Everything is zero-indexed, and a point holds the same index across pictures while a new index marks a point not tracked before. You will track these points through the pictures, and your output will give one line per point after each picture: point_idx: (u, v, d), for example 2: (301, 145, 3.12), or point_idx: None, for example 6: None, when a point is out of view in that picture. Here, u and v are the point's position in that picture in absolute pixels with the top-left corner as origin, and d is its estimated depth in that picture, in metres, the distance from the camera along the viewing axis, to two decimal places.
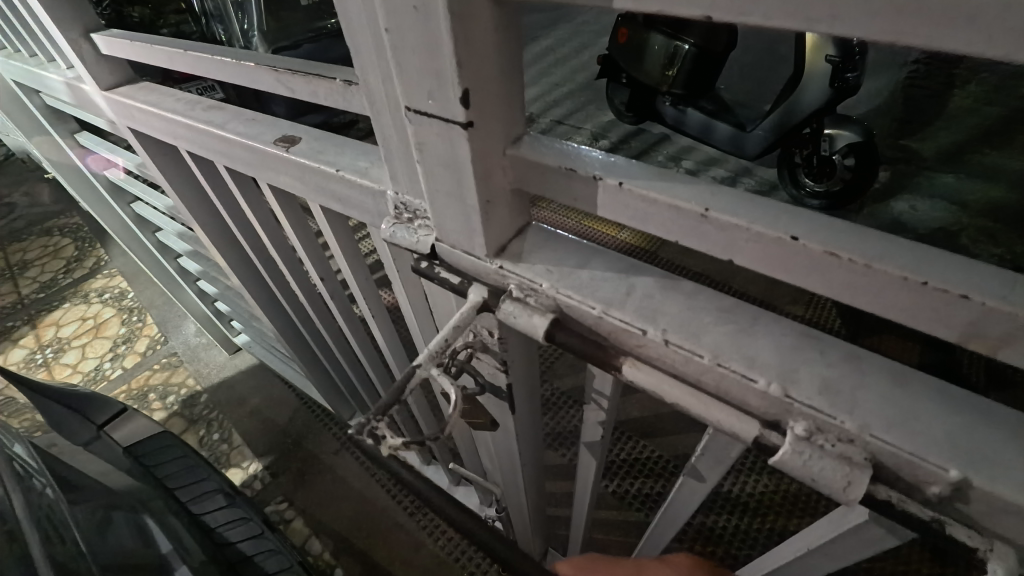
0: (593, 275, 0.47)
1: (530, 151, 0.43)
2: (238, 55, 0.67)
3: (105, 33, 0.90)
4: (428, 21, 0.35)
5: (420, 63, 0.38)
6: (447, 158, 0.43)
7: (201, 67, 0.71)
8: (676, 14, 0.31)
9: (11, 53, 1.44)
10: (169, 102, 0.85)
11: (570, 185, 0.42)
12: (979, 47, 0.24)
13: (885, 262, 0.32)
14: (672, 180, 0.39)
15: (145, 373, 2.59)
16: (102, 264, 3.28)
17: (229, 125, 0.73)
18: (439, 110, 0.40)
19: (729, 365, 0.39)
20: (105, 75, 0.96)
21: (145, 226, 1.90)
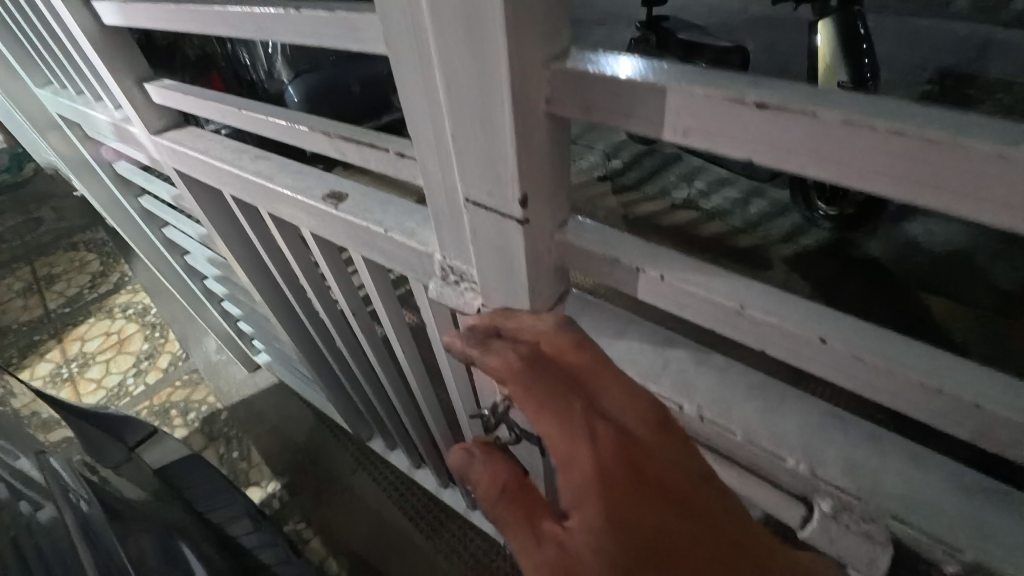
0: (631, 345, 0.53)
1: (574, 238, 0.47)
2: (289, 116, 0.72)
3: (158, 83, 0.95)
4: (493, 134, 0.41)
5: (481, 164, 0.43)
6: (500, 242, 0.48)
7: (254, 125, 0.77)
8: (719, 151, 0.37)
9: (59, 89, 1.52)
10: (216, 149, 0.90)
11: (613, 273, 0.46)
12: (976, 200, 0.30)
13: (909, 370, 0.36)
14: (710, 275, 0.42)
15: (167, 390, 2.66)
16: (126, 281, 3.37)
17: (277, 177, 0.78)
18: (496, 203, 0.45)
19: (760, 446, 0.46)
20: (155, 119, 1.01)
21: (175, 250, 1.96)
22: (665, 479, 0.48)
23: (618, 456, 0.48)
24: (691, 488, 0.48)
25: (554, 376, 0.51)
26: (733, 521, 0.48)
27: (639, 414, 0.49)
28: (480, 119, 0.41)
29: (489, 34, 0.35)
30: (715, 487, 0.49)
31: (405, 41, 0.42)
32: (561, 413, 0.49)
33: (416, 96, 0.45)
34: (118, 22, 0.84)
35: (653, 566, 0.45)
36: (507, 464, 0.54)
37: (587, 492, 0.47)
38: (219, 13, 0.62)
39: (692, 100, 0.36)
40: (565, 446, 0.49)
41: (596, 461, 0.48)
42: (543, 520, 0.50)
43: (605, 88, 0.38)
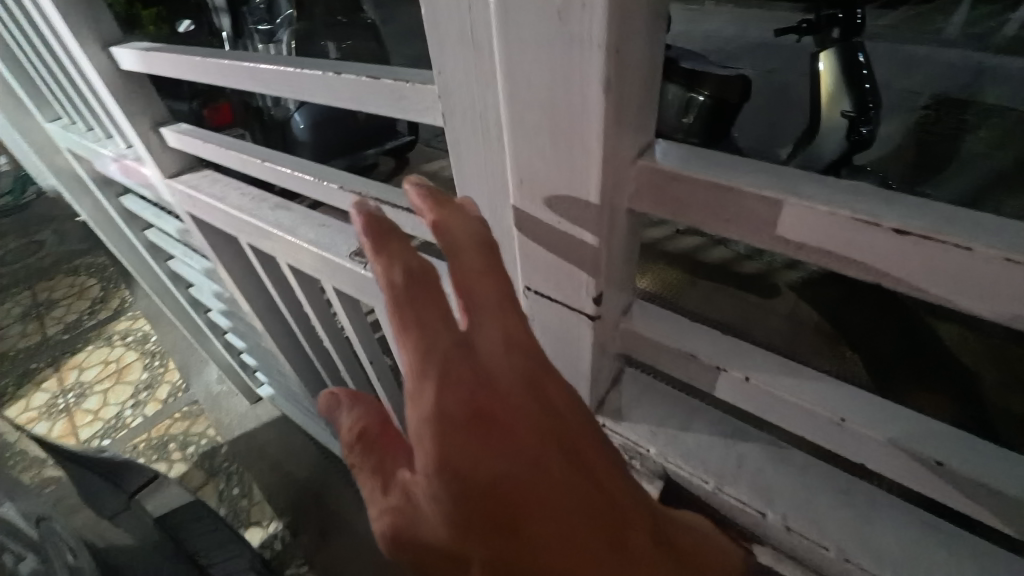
0: (699, 440, 0.58)
1: (640, 326, 0.53)
2: (324, 172, 0.70)
3: (174, 127, 0.91)
4: (573, 239, 0.45)
5: (555, 261, 0.48)
6: (567, 330, 0.54)
7: (282, 179, 0.74)
8: (830, 268, 0.38)
9: (69, 124, 1.50)
10: (234, 197, 0.86)
11: (689, 369, 0.52)
12: None
13: (1011, 487, 0.41)
14: (796, 380, 0.48)
15: (166, 422, 2.60)
16: (126, 307, 3.31)
17: (302, 230, 0.75)
18: (567, 298, 0.50)
19: (856, 561, 0.50)
20: (170, 163, 0.97)
21: (180, 282, 1.93)
22: (513, 425, 0.45)
23: (465, 400, 0.45)
24: (546, 437, 0.45)
25: (429, 295, 0.45)
26: (592, 477, 0.45)
27: (508, 353, 0.46)
28: (560, 209, 0.43)
29: (581, 146, 0.38)
30: (572, 435, 0.47)
31: (474, 137, 0.46)
32: (426, 340, 0.45)
33: (485, 182, 0.49)
34: (139, 68, 0.81)
35: (485, 517, 0.43)
36: (373, 406, 0.54)
37: (430, 430, 0.44)
38: (256, 69, 0.60)
39: (814, 215, 0.36)
40: (425, 380, 0.45)
41: (443, 397, 0.44)
42: (396, 462, 0.51)
43: (693, 190, 0.39)
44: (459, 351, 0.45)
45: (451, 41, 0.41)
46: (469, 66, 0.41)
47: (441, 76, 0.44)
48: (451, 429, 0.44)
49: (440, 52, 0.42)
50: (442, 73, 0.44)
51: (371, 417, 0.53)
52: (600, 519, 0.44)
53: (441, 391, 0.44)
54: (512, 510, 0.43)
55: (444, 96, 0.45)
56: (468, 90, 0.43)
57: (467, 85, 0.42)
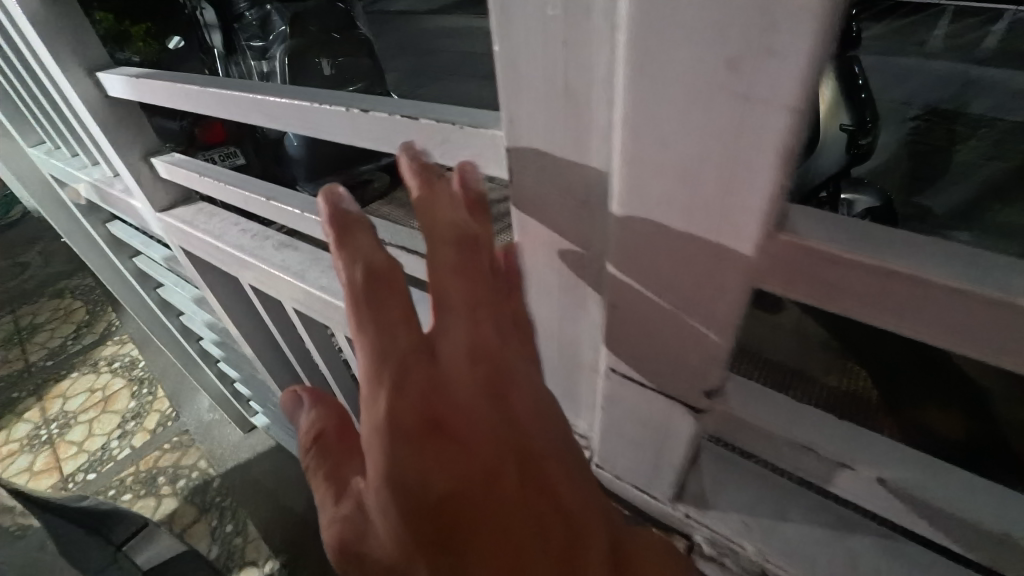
0: (801, 535, 0.51)
1: (740, 410, 0.42)
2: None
3: (167, 157, 0.83)
4: (692, 329, 0.38)
5: (663, 350, 0.41)
6: (662, 421, 0.47)
7: (286, 219, 0.66)
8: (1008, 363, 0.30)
9: (53, 150, 1.42)
10: (233, 234, 0.78)
11: (808, 467, 0.42)
12: None
13: None
14: (958, 484, 0.37)
15: (154, 454, 2.48)
16: (113, 331, 3.19)
17: (312, 274, 0.67)
18: (671, 388, 0.44)
19: None
20: (162, 195, 0.89)
21: (170, 310, 1.83)
22: (472, 434, 0.38)
23: (420, 405, 0.39)
24: (505, 455, 0.38)
25: (391, 287, 0.41)
26: (557, 497, 0.38)
27: (473, 358, 0.41)
28: (668, 273, 0.37)
29: (727, 223, 0.31)
30: (541, 453, 0.40)
31: (553, 192, 0.39)
32: (384, 335, 0.40)
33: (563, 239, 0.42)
34: (128, 95, 0.73)
35: (432, 539, 0.36)
36: (337, 408, 0.50)
37: (376, 434, 0.38)
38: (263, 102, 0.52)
39: None
40: (376, 378, 0.39)
41: (392, 398, 0.38)
42: (347, 463, 0.47)
43: (864, 270, 0.29)
44: (419, 352, 0.40)
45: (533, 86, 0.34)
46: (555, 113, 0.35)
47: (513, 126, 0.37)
48: (400, 435, 0.38)
49: (516, 98, 0.36)
50: (516, 123, 0.37)
51: (330, 417, 0.49)
52: (558, 551, 0.36)
53: (394, 394, 0.39)
54: (449, 532, 0.36)
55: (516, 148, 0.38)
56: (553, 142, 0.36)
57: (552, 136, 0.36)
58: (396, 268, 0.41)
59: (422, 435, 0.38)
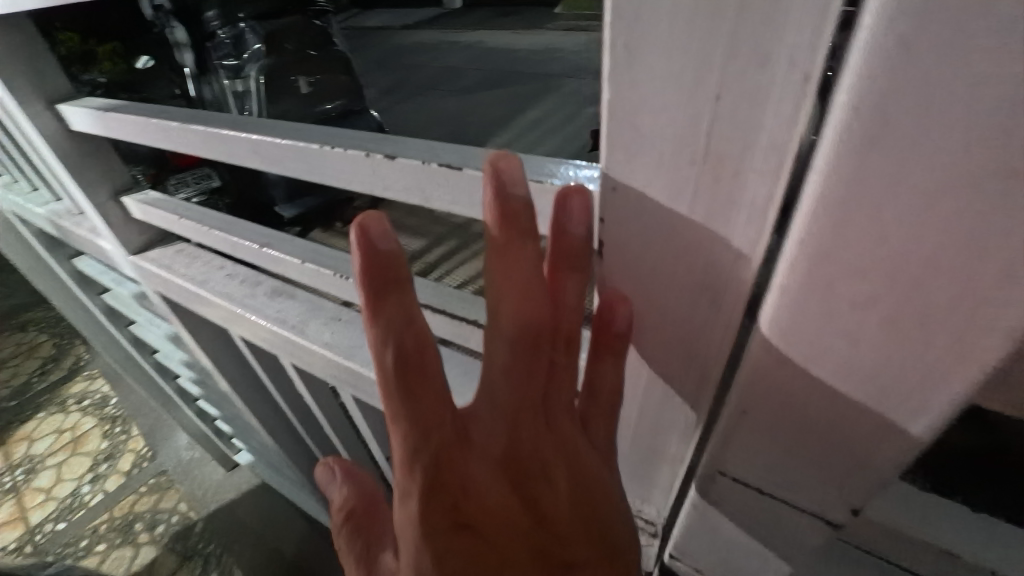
0: None
1: (875, 522, 0.35)
2: (337, 262, 0.53)
3: (139, 195, 0.74)
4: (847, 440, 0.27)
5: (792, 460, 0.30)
6: (767, 526, 0.36)
7: (281, 267, 0.57)
8: None
9: (11, 183, 1.31)
10: (220, 280, 0.70)
11: None
12: None
13: None
14: None
15: (130, 498, 2.32)
16: (82, 365, 3.01)
17: (311, 329, 0.58)
18: (793, 496, 0.32)
19: None
20: (135, 237, 0.79)
21: (144, 348, 1.71)
22: (504, 547, 0.33)
23: (449, 509, 0.33)
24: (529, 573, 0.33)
25: (423, 373, 0.31)
26: None
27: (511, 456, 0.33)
28: (843, 401, 0.26)
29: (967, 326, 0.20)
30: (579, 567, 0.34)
31: (663, 280, 0.28)
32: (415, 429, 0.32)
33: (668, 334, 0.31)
34: (94, 130, 0.65)
35: None
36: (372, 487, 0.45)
37: (411, 532, 0.34)
38: (246, 141, 0.43)
39: None
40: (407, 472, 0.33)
41: (427, 509, 0.33)
42: (385, 538, 0.43)
43: None
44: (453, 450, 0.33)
45: (656, 151, 0.23)
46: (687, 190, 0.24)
47: (614, 197, 0.26)
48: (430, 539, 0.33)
49: (625, 164, 0.24)
50: (620, 194, 0.26)
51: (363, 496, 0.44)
52: None
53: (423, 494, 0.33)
54: None
55: (614, 224, 0.27)
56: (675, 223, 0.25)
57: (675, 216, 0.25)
58: (430, 348, 0.31)
59: (454, 537, 0.33)
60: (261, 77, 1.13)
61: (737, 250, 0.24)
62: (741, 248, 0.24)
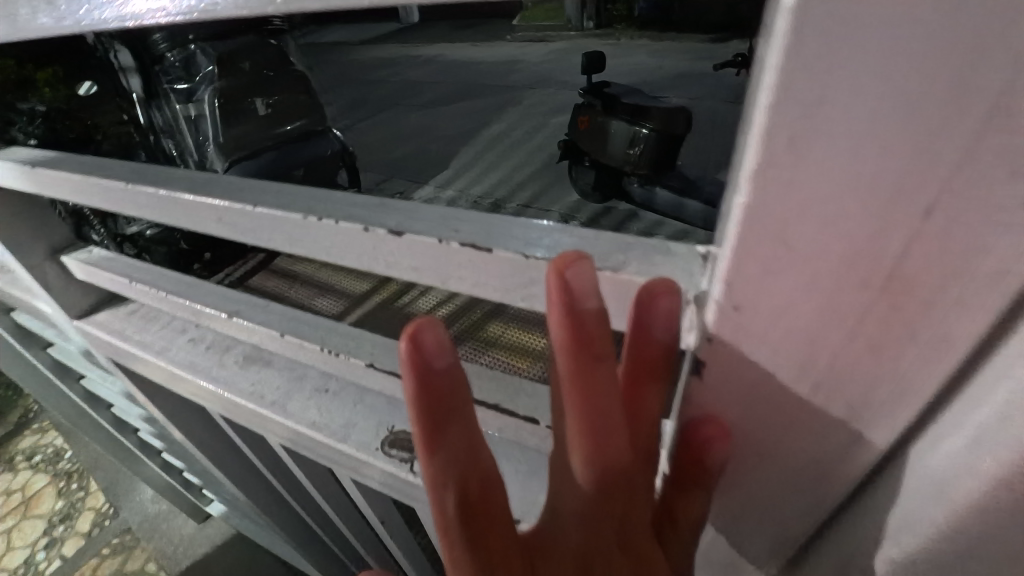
0: None
1: None
2: (319, 332, 0.45)
3: (80, 254, 0.64)
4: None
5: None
6: None
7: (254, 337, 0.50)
8: None
9: None
10: (183, 347, 0.61)
11: None
12: None
13: None
14: None
15: (92, 561, 2.13)
16: (31, 417, 2.77)
17: (294, 406, 0.51)
18: None
19: None
20: (79, 300, 0.69)
21: (99, 402, 1.56)
22: None
23: None
24: None
25: (488, 500, 0.27)
26: None
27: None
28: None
29: None
30: None
31: (786, 403, 0.24)
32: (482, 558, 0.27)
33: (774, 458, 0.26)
34: (21, 187, 0.55)
35: None
36: None
37: None
38: (211, 208, 0.36)
39: None
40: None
41: None
42: None
43: None
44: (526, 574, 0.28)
45: (812, 263, 0.19)
46: (845, 307, 0.20)
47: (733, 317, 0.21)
48: None
49: (763, 279, 0.20)
50: (745, 314, 0.21)
51: None
52: None
53: None
54: None
55: (729, 345, 0.23)
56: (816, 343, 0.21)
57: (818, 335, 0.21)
58: (494, 473, 0.27)
59: None
60: (217, 99, 0.76)
61: (897, 371, 0.21)
62: (904, 369, 0.21)
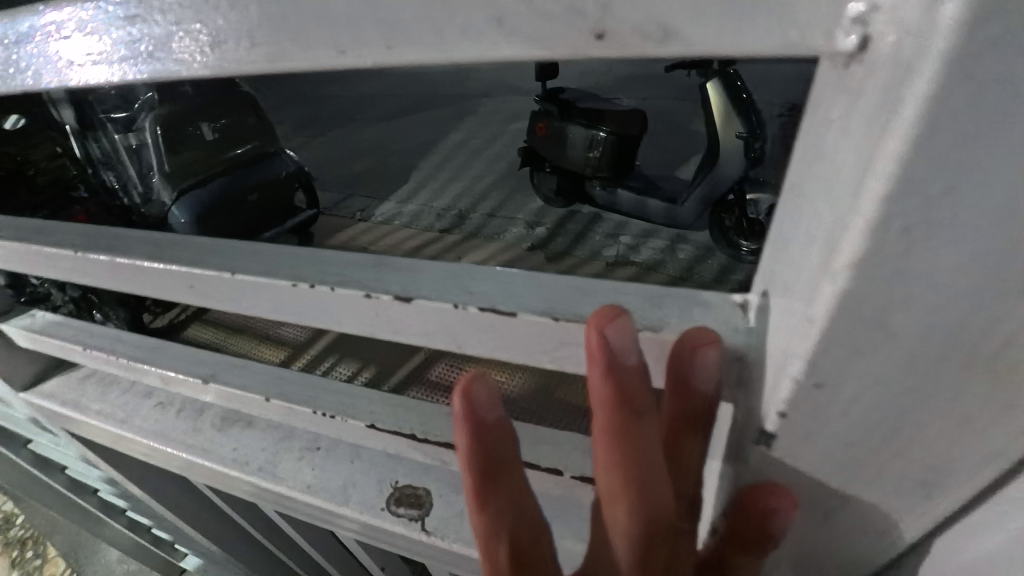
0: None
1: None
2: (309, 392, 0.43)
3: (22, 319, 0.58)
4: None
5: None
6: None
7: (236, 400, 0.47)
8: None
9: None
10: (150, 415, 0.56)
11: None
12: None
13: None
14: None
15: None
16: None
17: (285, 470, 0.48)
18: None
19: None
20: (24, 369, 0.63)
21: (51, 466, 1.43)
22: None
23: None
24: None
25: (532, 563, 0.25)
26: None
27: None
28: None
29: None
30: None
31: (844, 496, 0.21)
32: None
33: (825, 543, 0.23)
34: None
35: None
36: None
37: None
38: (183, 277, 0.33)
39: None
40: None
41: None
42: None
43: None
44: None
45: (898, 364, 0.16)
46: (931, 409, 0.17)
47: (786, 421, 0.18)
48: None
49: (847, 368, 0.16)
50: (804, 421, 0.18)
51: None
52: None
53: None
54: None
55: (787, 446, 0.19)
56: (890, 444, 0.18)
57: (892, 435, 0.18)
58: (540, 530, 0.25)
59: None
60: (158, 126, 0.78)
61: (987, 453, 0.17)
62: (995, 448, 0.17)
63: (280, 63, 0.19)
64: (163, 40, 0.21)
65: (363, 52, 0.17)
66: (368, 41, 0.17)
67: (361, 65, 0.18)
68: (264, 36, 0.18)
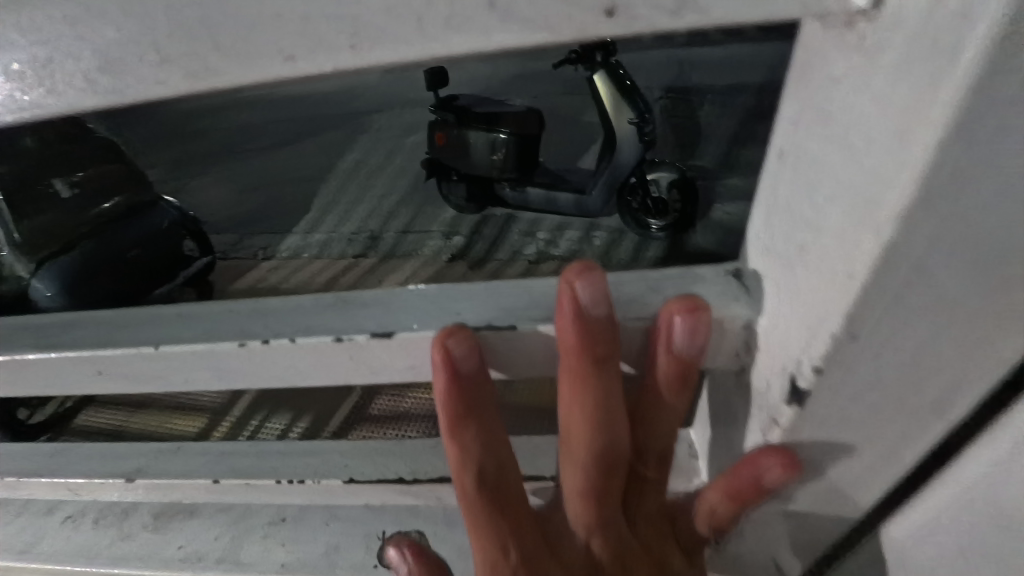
0: None
1: None
2: (267, 462, 0.38)
3: None
4: None
5: None
6: None
7: (175, 490, 0.40)
8: None
9: None
10: (59, 534, 0.47)
11: None
12: None
13: None
14: None
15: None
16: None
17: (248, 554, 0.42)
18: None
19: None
20: None
21: None
22: None
23: None
24: None
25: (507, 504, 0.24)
26: None
27: None
28: None
29: None
30: None
31: (880, 449, 0.20)
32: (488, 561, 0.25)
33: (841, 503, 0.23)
34: None
35: None
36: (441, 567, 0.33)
37: None
38: (88, 361, 0.27)
39: None
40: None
41: None
42: None
43: None
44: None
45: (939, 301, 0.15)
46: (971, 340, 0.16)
47: (821, 377, 0.17)
48: None
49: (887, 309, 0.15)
50: (839, 374, 0.17)
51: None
52: None
53: None
54: None
55: (817, 406, 0.18)
56: (917, 397, 0.17)
57: (922, 387, 0.17)
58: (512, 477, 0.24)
59: None
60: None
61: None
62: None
63: (208, 85, 0.16)
64: (30, 73, 0.16)
65: (319, 58, 0.15)
66: (325, 43, 0.14)
67: (314, 75, 0.15)
68: (181, 53, 0.15)
